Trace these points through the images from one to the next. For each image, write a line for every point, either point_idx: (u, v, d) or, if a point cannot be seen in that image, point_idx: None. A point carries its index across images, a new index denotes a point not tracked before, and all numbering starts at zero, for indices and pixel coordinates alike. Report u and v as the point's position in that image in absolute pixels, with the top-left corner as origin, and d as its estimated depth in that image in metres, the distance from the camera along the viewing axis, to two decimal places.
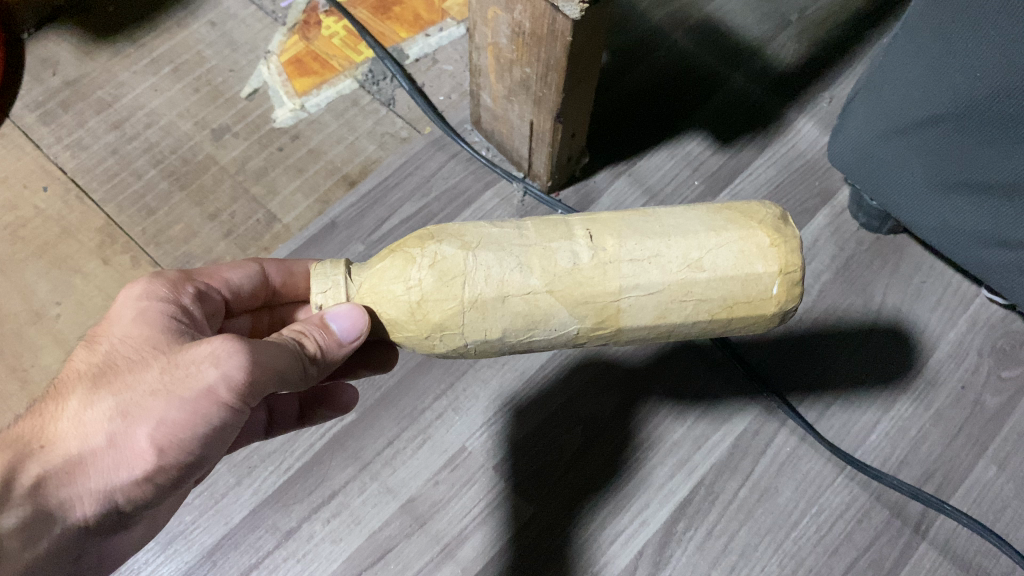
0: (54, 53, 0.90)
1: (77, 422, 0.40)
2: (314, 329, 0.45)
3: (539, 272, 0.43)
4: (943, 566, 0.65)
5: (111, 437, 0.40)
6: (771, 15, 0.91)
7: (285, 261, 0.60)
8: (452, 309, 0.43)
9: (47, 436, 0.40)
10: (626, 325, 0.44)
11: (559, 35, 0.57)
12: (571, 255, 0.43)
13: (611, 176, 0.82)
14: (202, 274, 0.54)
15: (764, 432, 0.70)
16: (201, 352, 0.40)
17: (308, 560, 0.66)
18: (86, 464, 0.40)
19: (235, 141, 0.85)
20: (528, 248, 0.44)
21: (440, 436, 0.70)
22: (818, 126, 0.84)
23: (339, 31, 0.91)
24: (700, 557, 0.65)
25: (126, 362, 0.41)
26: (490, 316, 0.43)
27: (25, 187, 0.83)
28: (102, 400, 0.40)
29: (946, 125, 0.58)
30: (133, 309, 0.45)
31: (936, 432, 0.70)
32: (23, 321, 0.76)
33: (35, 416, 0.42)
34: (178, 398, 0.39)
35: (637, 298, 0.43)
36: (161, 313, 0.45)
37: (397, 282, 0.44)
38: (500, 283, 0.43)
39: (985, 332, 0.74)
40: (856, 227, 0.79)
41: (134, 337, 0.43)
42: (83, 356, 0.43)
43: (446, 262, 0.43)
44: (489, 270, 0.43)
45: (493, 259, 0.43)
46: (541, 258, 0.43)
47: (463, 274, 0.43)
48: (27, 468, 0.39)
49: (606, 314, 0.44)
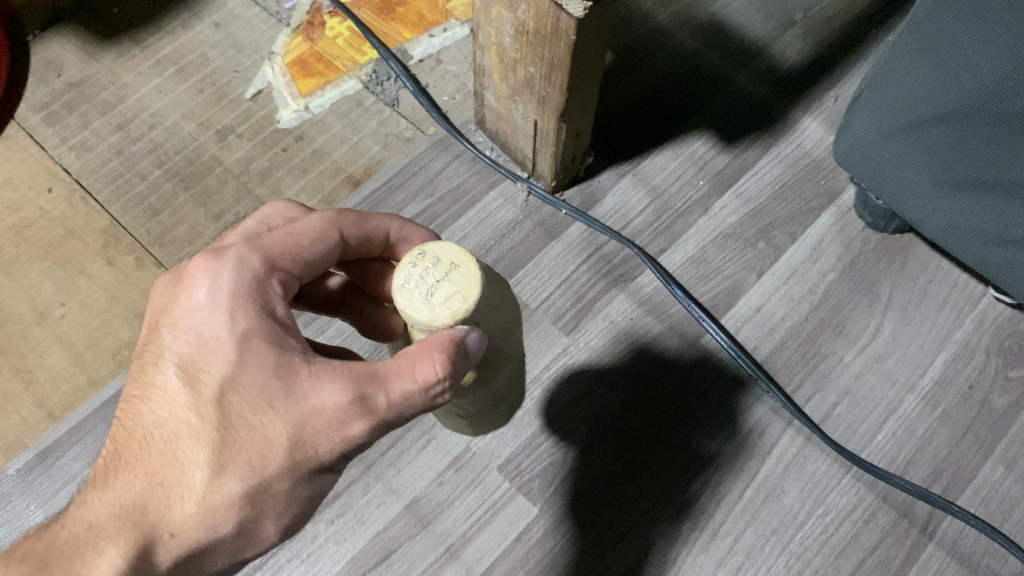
0: (59, 55, 0.90)
1: (205, 504, 0.39)
2: (446, 379, 0.39)
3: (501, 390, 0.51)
4: (951, 567, 0.64)
5: (241, 519, 0.40)
6: (776, 14, 0.91)
7: (364, 219, 0.50)
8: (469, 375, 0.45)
9: (173, 521, 0.39)
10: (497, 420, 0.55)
11: (562, 34, 0.57)
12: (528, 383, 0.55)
13: (616, 176, 0.82)
14: (279, 251, 0.44)
15: (769, 433, 0.70)
16: (330, 430, 0.39)
17: (311, 562, 0.66)
18: (217, 544, 0.40)
19: (239, 141, 0.85)
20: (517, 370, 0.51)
21: (444, 436, 0.70)
22: (824, 125, 0.84)
23: (343, 32, 0.91)
24: (705, 558, 0.65)
25: (247, 431, 0.39)
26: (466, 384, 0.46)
27: (30, 188, 0.83)
28: (230, 477, 0.39)
29: (953, 123, 0.58)
30: (236, 340, 0.40)
31: (943, 432, 0.69)
32: (28, 322, 0.76)
33: (148, 477, 0.39)
34: (303, 480, 0.41)
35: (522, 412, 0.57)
36: (270, 349, 0.40)
37: (498, 349, 0.45)
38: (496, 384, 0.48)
39: (993, 332, 0.73)
40: (862, 226, 0.79)
41: (248, 390, 0.39)
42: (189, 402, 0.40)
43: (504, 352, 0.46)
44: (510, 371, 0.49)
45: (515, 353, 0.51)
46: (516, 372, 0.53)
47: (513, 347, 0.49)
48: (157, 554, 0.39)
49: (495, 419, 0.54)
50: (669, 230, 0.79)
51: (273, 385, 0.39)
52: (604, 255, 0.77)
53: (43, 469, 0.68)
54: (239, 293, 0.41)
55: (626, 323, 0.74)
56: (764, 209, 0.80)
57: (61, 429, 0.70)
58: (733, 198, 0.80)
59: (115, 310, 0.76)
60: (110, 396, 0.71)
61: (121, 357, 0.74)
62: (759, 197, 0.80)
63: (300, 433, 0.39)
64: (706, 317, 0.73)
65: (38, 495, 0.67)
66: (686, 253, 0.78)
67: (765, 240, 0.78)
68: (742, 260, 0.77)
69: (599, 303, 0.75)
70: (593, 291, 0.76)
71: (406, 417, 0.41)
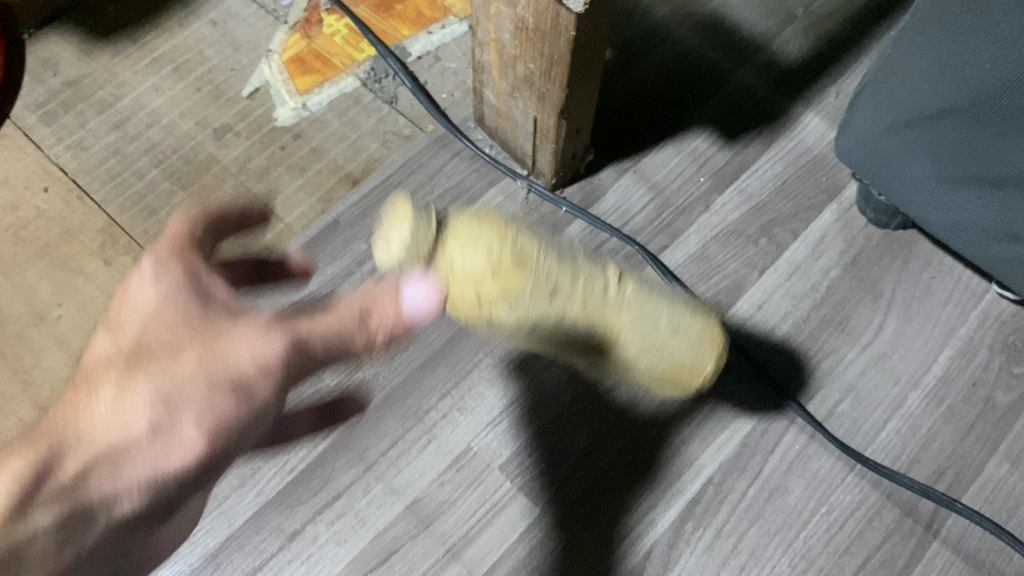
0: (55, 54, 0.90)
1: (117, 411, 0.43)
2: (378, 318, 0.45)
3: (577, 297, 0.56)
4: (955, 565, 0.64)
5: (154, 426, 0.43)
6: (776, 10, 0.90)
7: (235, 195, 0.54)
8: (509, 306, 0.54)
9: (78, 427, 0.43)
10: (619, 342, 0.59)
11: (563, 30, 0.57)
12: (600, 287, 0.56)
13: (616, 173, 0.81)
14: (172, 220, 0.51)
15: (772, 431, 0.69)
16: (241, 346, 0.44)
17: (313, 563, 0.65)
18: (129, 453, 0.42)
19: (237, 140, 0.84)
20: (573, 270, 0.55)
21: (445, 436, 0.69)
22: (825, 121, 0.83)
23: (341, 29, 0.90)
24: (709, 557, 0.65)
25: (161, 350, 0.44)
26: (528, 309, 0.54)
27: (26, 188, 0.82)
28: (141, 385, 0.43)
29: (957, 118, 0.57)
30: (152, 287, 0.47)
31: (947, 429, 0.69)
32: (25, 323, 0.75)
33: (66, 405, 0.44)
34: (227, 390, 0.44)
35: (634, 328, 0.60)
36: (187, 291, 0.47)
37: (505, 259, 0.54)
38: (545, 299, 0.55)
39: (996, 328, 0.73)
40: (865, 222, 0.78)
41: (163, 322, 0.45)
42: (109, 340, 0.46)
43: (505, 259, 0.54)
44: (547, 272, 0.55)
45: (563, 262, 0.56)
46: (587, 278, 0.57)
47: (540, 261, 0.54)
48: (58, 460, 0.41)
49: (611, 333, 0.58)
50: (670, 227, 0.78)
51: (189, 316, 0.45)
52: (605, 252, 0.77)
53: None
54: (156, 256, 0.49)
55: None
56: (766, 206, 0.79)
57: None
58: (734, 195, 0.80)
59: None
60: None
61: None
62: (760, 194, 0.80)
63: (211, 355, 0.44)
64: None
65: None
66: (687, 250, 0.77)
67: (767, 236, 0.78)
68: (744, 257, 0.77)
69: None
70: None
71: (333, 349, 0.45)
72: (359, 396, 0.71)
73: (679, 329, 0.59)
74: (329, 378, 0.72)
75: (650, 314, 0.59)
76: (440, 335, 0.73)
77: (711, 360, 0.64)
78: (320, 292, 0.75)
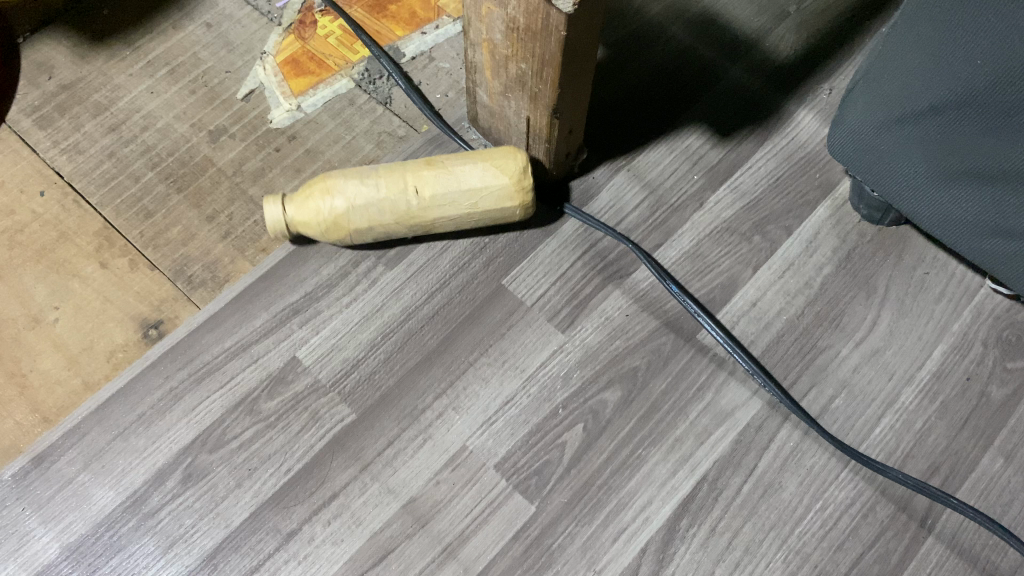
0: (51, 57, 0.90)
1: None
2: None
3: (392, 218, 0.70)
4: (950, 560, 0.64)
5: None
6: (768, 7, 0.90)
7: None
8: (354, 237, 0.71)
9: None
10: (441, 229, 0.73)
11: (553, 30, 0.57)
12: (407, 213, 0.70)
13: (610, 171, 0.81)
14: None
15: (767, 427, 0.70)
16: None
17: (309, 563, 0.65)
18: None
19: (232, 142, 0.84)
20: (385, 213, 0.69)
21: (441, 435, 0.70)
22: (818, 117, 0.83)
23: (335, 31, 0.91)
24: (703, 554, 0.65)
25: None
26: (367, 236, 0.71)
27: (22, 192, 0.82)
28: None
29: (948, 115, 0.57)
30: None
31: (941, 425, 0.69)
32: (21, 327, 0.75)
33: None
34: None
35: (445, 220, 0.71)
36: None
37: (327, 211, 0.69)
38: (372, 220, 0.70)
39: (990, 323, 0.73)
40: (858, 219, 0.78)
41: None
42: None
43: (339, 210, 0.69)
44: (365, 214, 0.69)
45: (370, 203, 0.68)
46: (390, 208, 0.69)
47: (353, 210, 0.69)
48: None
49: (426, 226, 0.72)
50: (664, 225, 0.78)
51: None
52: (599, 251, 0.77)
53: (40, 474, 0.68)
54: None
55: (622, 320, 0.74)
56: (760, 203, 0.79)
57: (56, 434, 0.70)
58: (728, 192, 0.80)
59: (109, 313, 0.76)
60: (105, 400, 0.71)
61: (116, 360, 0.74)
62: (754, 191, 0.80)
63: None
64: (701, 312, 0.72)
65: (34, 499, 0.68)
66: (681, 247, 0.77)
67: (761, 233, 0.78)
68: (739, 254, 0.77)
69: (594, 300, 0.75)
70: (587, 287, 0.76)
71: None
72: (355, 396, 0.71)
73: (479, 204, 0.70)
74: (324, 379, 0.72)
75: (454, 201, 0.70)
76: (434, 335, 0.74)
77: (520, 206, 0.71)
78: (315, 294, 0.76)
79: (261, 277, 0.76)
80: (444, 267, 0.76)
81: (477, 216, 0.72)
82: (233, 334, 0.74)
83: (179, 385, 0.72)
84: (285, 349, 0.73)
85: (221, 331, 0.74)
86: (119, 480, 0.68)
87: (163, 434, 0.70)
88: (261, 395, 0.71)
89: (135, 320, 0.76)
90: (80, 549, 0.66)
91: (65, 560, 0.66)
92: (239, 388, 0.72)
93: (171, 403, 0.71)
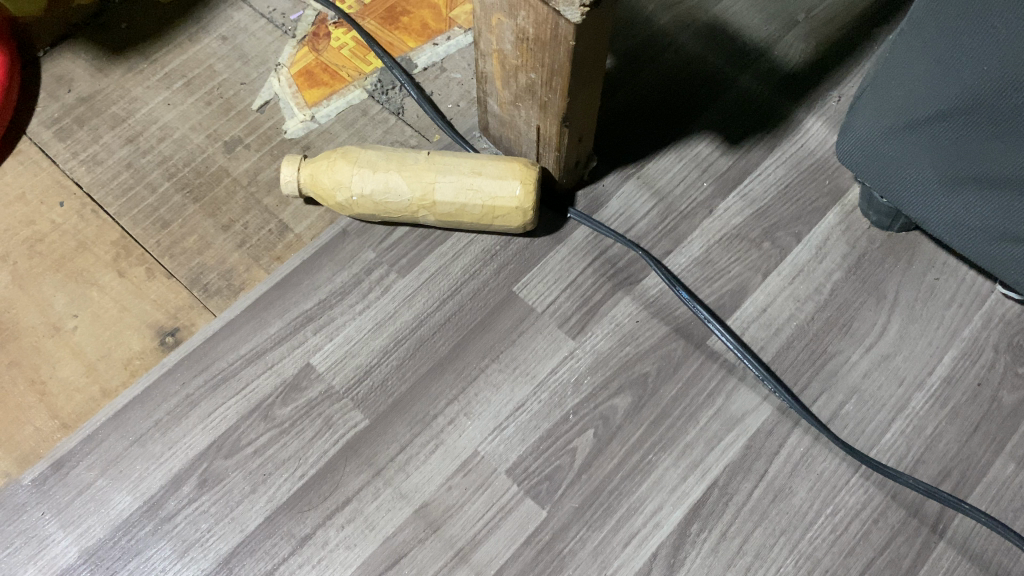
0: (69, 70, 0.92)
1: None
2: None
3: (396, 168, 0.71)
4: (962, 565, 0.64)
5: None
6: (777, 16, 0.91)
7: None
8: (353, 185, 0.71)
9: None
10: (437, 198, 0.71)
11: (562, 40, 0.58)
12: (411, 164, 0.71)
13: (620, 179, 0.82)
14: None
15: (777, 432, 0.70)
16: None
17: (323, 566, 0.66)
18: None
19: (246, 152, 0.86)
20: (392, 162, 0.71)
21: (453, 441, 0.70)
22: (827, 125, 0.84)
23: (348, 42, 0.93)
24: (714, 559, 0.65)
25: None
26: (365, 187, 0.71)
27: (42, 203, 0.84)
28: None
29: (955, 120, 0.58)
30: None
31: (952, 430, 0.69)
32: (41, 335, 0.77)
33: None
34: None
35: (445, 181, 0.71)
36: None
37: (342, 151, 0.72)
38: (375, 164, 0.71)
39: (1001, 329, 0.73)
40: (867, 225, 0.79)
41: None
42: None
43: (352, 151, 0.72)
44: (374, 159, 0.71)
45: (384, 152, 0.72)
46: (399, 157, 0.72)
47: (363, 152, 0.72)
48: None
49: (424, 182, 0.70)
50: (674, 232, 0.79)
51: None
52: (609, 258, 0.78)
53: (58, 479, 0.70)
54: None
55: (632, 326, 0.75)
56: (769, 210, 0.80)
57: (75, 440, 0.72)
58: (737, 200, 0.80)
59: (127, 321, 0.77)
60: (123, 406, 0.73)
61: (133, 368, 0.75)
62: (763, 198, 0.80)
63: None
64: (711, 319, 0.73)
65: (53, 504, 0.69)
66: (691, 254, 0.78)
67: (770, 240, 0.78)
68: (748, 261, 0.77)
69: (604, 307, 0.76)
70: (596, 293, 0.76)
71: None
72: (368, 402, 0.72)
73: (482, 170, 0.71)
74: (338, 385, 0.73)
75: (459, 164, 0.71)
76: (446, 341, 0.74)
77: (522, 180, 0.70)
78: (329, 301, 0.77)
79: (276, 285, 0.78)
80: (455, 275, 0.77)
81: (474, 186, 0.70)
82: (249, 341, 0.75)
83: (196, 391, 0.73)
84: (299, 356, 0.74)
85: (236, 339, 0.75)
86: (137, 485, 0.69)
87: (180, 440, 0.71)
88: (276, 401, 0.72)
89: (152, 327, 0.77)
90: (98, 552, 0.67)
91: (84, 563, 0.67)
92: (254, 395, 0.73)
93: (187, 410, 0.72)
